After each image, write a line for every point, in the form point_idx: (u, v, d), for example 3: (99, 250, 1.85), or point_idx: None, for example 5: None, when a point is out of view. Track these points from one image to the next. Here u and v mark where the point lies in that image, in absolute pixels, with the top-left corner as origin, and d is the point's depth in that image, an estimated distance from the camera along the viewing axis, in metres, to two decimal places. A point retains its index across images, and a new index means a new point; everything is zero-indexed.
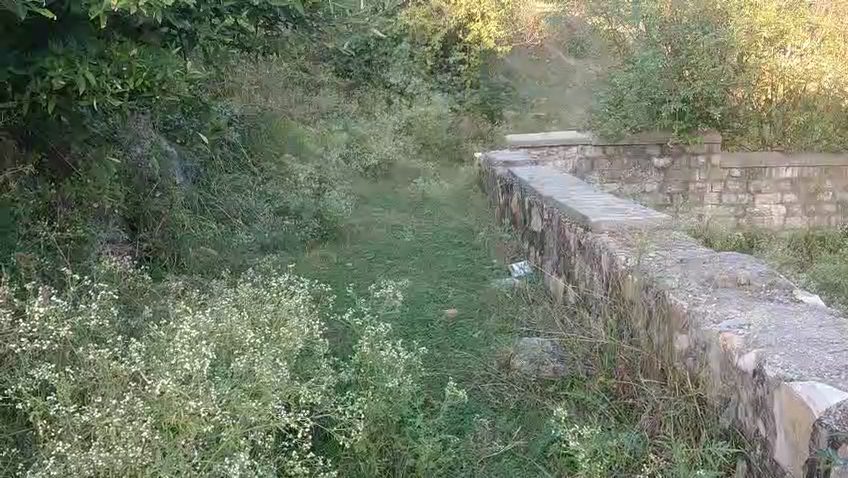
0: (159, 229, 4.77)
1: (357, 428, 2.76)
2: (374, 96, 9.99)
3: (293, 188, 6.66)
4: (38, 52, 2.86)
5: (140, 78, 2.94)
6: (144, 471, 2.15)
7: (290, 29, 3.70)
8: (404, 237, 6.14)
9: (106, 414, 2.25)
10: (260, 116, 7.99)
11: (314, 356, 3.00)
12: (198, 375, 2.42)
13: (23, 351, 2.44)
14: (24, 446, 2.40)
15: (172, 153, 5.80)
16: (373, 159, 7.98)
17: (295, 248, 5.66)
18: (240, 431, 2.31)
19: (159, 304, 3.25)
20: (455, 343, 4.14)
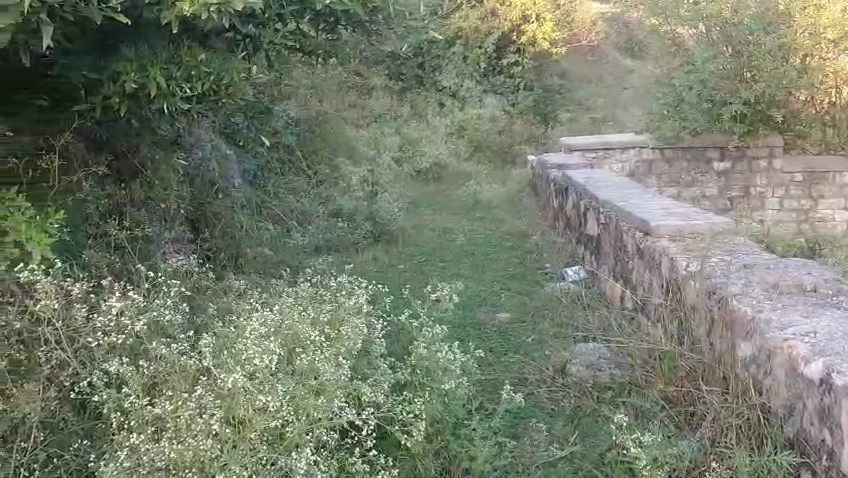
0: (219, 230, 4.90)
1: (418, 428, 2.77)
2: (426, 99, 9.94)
3: (347, 191, 6.74)
4: (113, 57, 3.03)
5: (208, 82, 3.01)
6: (212, 464, 2.20)
7: (349, 33, 3.76)
8: (455, 240, 6.14)
9: (178, 405, 2.34)
10: (315, 121, 8.11)
11: (371, 356, 3.02)
12: (266, 370, 2.48)
13: (98, 344, 2.53)
14: (93, 440, 2.51)
15: (231, 156, 5.94)
16: (425, 163, 8.01)
17: (348, 250, 5.73)
18: (303, 427, 2.36)
19: (222, 301, 3.34)
20: (507, 347, 4.12)
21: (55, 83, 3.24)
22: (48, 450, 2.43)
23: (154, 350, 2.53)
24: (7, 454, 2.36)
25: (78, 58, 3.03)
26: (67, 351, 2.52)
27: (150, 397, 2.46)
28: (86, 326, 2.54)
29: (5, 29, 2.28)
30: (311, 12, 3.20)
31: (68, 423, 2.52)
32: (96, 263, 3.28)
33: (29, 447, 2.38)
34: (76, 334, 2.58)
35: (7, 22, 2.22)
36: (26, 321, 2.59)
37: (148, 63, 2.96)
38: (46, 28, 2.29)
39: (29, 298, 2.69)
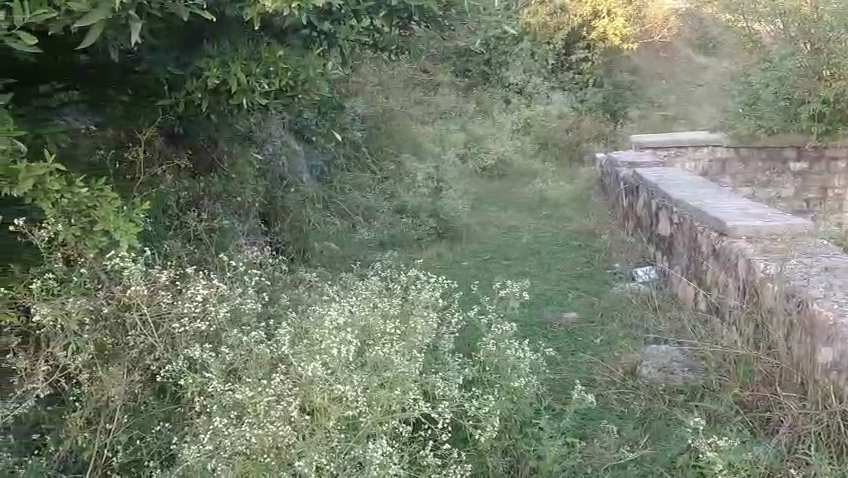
0: (288, 225, 5.02)
1: (490, 424, 2.75)
2: (492, 95, 9.86)
3: (412, 187, 6.78)
4: (196, 53, 3.13)
5: (286, 78, 3.06)
6: (289, 450, 2.30)
7: (422, 28, 3.78)
8: (521, 238, 6.08)
9: (257, 393, 2.41)
10: (382, 118, 8.21)
11: (440, 351, 3.03)
12: (341, 360, 2.55)
13: (183, 330, 2.65)
14: (172, 423, 2.62)
15: (299, 152, 6.06)
16: (490, 160, 7.96)
17: (411, 246, 5.72)
18: (377, 419, 2.43)
19: (294, 293, 3.42)
20: (574, 347, 4.07)
21: (142, 78, 3.38)
22: (130, 433, 2.56)
23: (233, 337, 2.61)
24: (90, 438, 2.52)
25: (164, 54, 3.17)
26: (153, 336, 2.62)
27: (231, 381, 2.55)
28: (172, 312, 2.64)
29: (94, 26, 2.34)
30: (386, 8, 3.25)
31: (150, 405, 2.64)
32: (175, 252, 3.41)
33: (113, 429, 2.51)
34: (160, 320, 2.68)
35: (99, 18, 2.30)
36: (113, 306, 2.69)
37: (229, 59, 3.03)
38: (135, 23, 2.34)
39: (117, 284, 2.80)
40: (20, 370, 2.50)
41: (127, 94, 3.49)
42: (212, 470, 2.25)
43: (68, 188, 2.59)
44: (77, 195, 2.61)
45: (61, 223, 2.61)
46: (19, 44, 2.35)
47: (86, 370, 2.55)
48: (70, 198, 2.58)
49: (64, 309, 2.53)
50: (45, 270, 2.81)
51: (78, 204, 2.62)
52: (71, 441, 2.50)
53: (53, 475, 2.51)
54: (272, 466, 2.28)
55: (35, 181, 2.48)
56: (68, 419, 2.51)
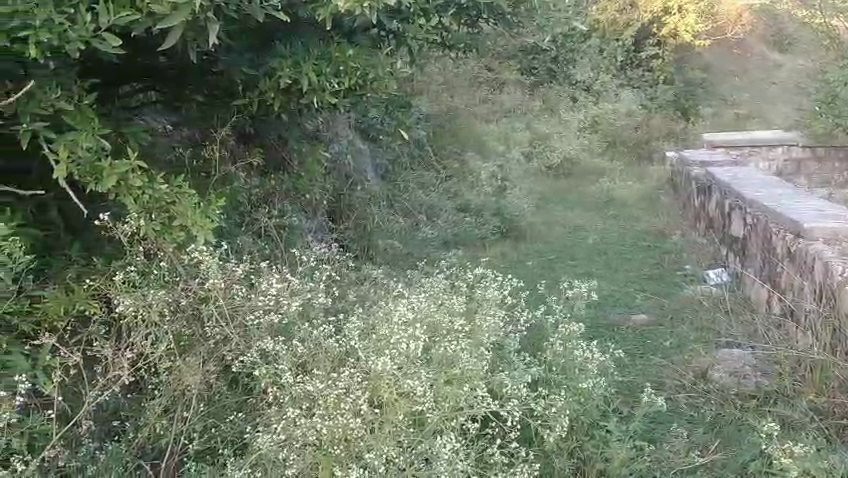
0: (353, 223, 5.11)
1: (559, 424, 2.73)
2: (558, 93, 9.73)
3: (475, 186, 6.76)
4: (270, 54, 3.19)
5: (355, 77, 3.12)
6: (359, 442, 2.36)
7: (491, 26, 3.79)
8: (587, 239, 5.99)
9: (326, 385, 2.48)
10: (446, 117, 8.23)
11: (505, 350, 3.03)
12: (409, 355, 2.60)
13: (257, 322, 2.75)
14: (244, 413, 2.72)
15: (365, 151, 6.14)
16: (556, 158, 7.87)
17: (475, 245, 5.70)
18: (445, 415, 2.48)
19: (362, 289, 3.50)
20: (644, 349, 3.99)
21: (217, 79, 3.47)
22: (205, 421, 2.67)
23: (303, 330, 2.74)
24: (167, 425, 2.62)
25: (239, 55, 3.22)
26: (229, 328, 2.71)
27: (302, 373, 2.66)
28: (247, 305, 2.73)
29: (174, 27, 2.41)
30: (455, 6, 3.31)
31: (224, 396, 2.74)
32: (247, 249, 3.53)
33: (190, 418, 2.61)
34: (236, 312, 2.77)
35: (179, 20, 2.37)
36: (191, 299, 2.79)
37: (301, 60, 3.09)
38: (213, 25, 2.40)
39: (194, 277, 2.90)
40: (104, 359, 2.60)
41: (202, 94, 3.60)
42: (284, 460, 2.34)
43: (150, 184, 2.70)
44: (158, 192, 2.71)
45: (143, 219, 2.71)
46: (105, 45, 2.45)
47: (165, 360, 2.64)
48: (151, 195, 2.68)
49: (145, 300, 2.63)
50: (127, 264, 2.94)
51: (159, 201, 2.72)
52: (150, 428, 2.59)
53: (132, 461, 2.60)
54: (342, 458, 2.34)
55: (118, 178, 2.62)
56: (147, 407, 2.60)
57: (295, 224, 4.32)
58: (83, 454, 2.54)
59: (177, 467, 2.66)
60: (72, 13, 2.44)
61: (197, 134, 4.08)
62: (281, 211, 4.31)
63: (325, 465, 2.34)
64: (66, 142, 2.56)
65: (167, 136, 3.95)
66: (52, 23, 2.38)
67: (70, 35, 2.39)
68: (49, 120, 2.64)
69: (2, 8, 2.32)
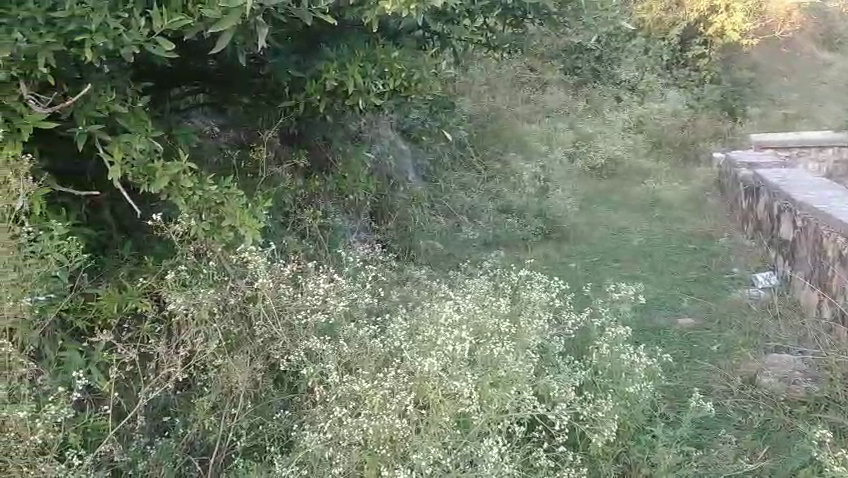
0: (395, 224, 5.14)
1: (606, 428, 2.70)
2: (601, 93, 9.57)
3: (517, 186, 6.72)
4: (316, 56, 3.22)
5: (400, 78, 3.13)
6: (405, 443, 2.38)
7: (537, 25, 3.78)
8: (632, 240, 5.91)
9: (372, 386, 2.50)
10: (487, 118, 8.21)
11: (550, 352, 3.01)
12: (455, 357, 2.61)
13: (304, 321, 2.78)
14: (290, 411, 2.77)
15: (406, 152, 6.16)
16: (600, 159, 7.72)
17: (517, 246, 5.67)
18: (490, 417, 2.48)
19: (405, 290, 3.51)
20: (692, 353, 3.92)
21: (264, 81, 3.52)
22: (253, 419, 2.71)
23: (349, 329, 2.77)
24: (216, 421, 2.66)
25: (285, 57, 3.25)
26: (276, 327, 2.75)
27: (347, 372, 2.69)
28: (295, 304, 2.77)
29: (225, 31, 2.45)
30: (502, 6, 3.31)
31: (270, 394, 2.79)
32: (292, 248, 3.58)
33: (238, 415, 2.65)
34: (282, 311, 2.82)
35: (229, 24, 2.41)
36: (239, 298, 2.84)
37: (347, 61, 3.12)
38: (262, 29, 2.44)
39: (242, 277, 2.95)
40: (156, 356, 2.65)
41: (249, 96, 3.66)
42: (330, 458, 2.37)
43: (200, 185, 2.77)
44: (208, 192, 2.78)
45: (194, 219, 2.78)
46: (158, 49, 2.51)
47: (215, 357, 2.69)
48: (201, 195, 2.75)
49: (196, 298, 2.68)
50: (176, 263, 3.00)
51: (209, 201, 2.78)
52: (199, 425, 2.64)
53: (182, 457, 2.65)
54: (388, 458, 2.36)
55: (170, 179, 2.69)
56: (196, 403, 2.65)
57: (338, 224, 4.36)
58: (135, 449, 2.58)
59: (226, 463, 2.71)
60: (126, 18, 2.50)
61: (243, 135, 4.15)
62: (325, 212, 4.35)
63: (372, 464, 2.36)
64: (121, 143, 2.64)
65: (214, 138, 4.02)
66: (108, 27, 2.44)
67: (124, 40, 2.45)
68: (105, 122, 2.72)
69: (61, 12, 2.39)
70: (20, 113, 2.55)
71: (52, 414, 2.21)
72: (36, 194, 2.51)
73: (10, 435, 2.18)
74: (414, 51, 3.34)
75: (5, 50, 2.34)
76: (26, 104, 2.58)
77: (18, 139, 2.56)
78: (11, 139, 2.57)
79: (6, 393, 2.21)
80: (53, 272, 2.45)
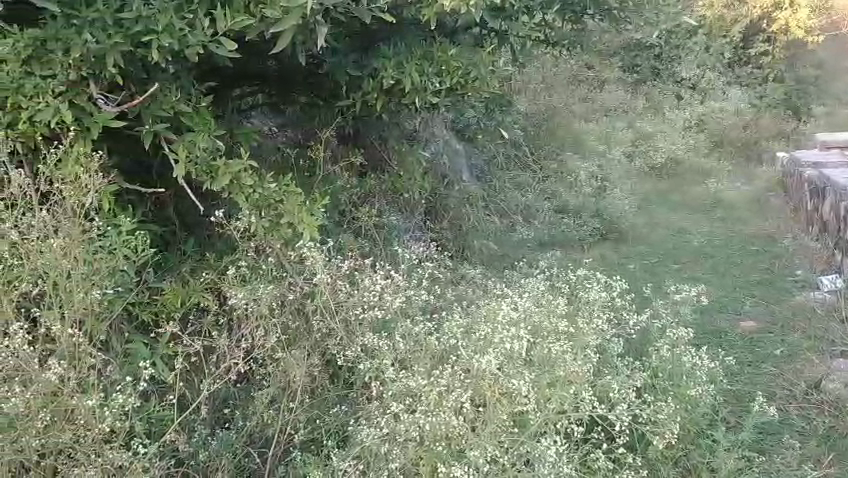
0: (449, 223, 5.14)
1: (668, 430, 2.65)
2: (661, 91, 9.30)
3: (574, 186, 6.61)
4: (373, 54, 3.24)
5: (457, 76, 3.12)
6: (461, 440, 2.39)
7: (597, 20, 3.73)
8: (692, 241, 5.76)
9: (429, 383, 2.50)
10: (543, 116, 8.13)
11: (609, 353, 2.96)
12: (513, 355, 2.59)
13: (361, 317, 2.81)
14: (347, 406, 2.81)
15: (460, 151, 6.14)
16: (660, 158, 7.50)
17: (573, 246, 5.59)
18: (547, 417, 2.46)
19: (461, 289, 3.51)
20: (755, 357, 3.80)
21: (322, 80, 3.56)
22: (311, 413, 2.76)
23: (406, 326, 2.78)
24: (274, 415, 2.70)
25: (344, 57, 3.28)
26: (333, 322, 2.78)
27: (403, 369, 2.71)
28: (352, 300, 2.80)
29: (286, 30, 2.48)
30: None
31: (327, 389, 2.83)
32: (348, 246, 3.61)
33: (296, 409, 2.69)
34: (339, 307, 2.84)
35: (289, 24, 2.42)
36: (297, 294, 2.88)
37: (404, 60, 3.14)
38: (322, 28, 2.46)
39: (300, 273, 2.99)
40: (218, 349, 2.71)
41: (307, 95, 3.71)
42: (386, 454, 2.39)
43: (260, 184, 2.82)
44: (267, 191, 2.83)
45: (254, 217, 2.82)
46: (221, 49, 2.56)
47: (275, 352, 2.73)
48: (261, 193, 2.80)
49: (257, 294, 2.73)
50: (236, 259, 3.08)
51: (268, 199, 2.84)
52: (259, 418, 2.69)
53: (243, 448, 2.70)
54: (444, 454, 2.37)
55: (231, 177, 2.75)
56: (255, 397, 2.69)
57: (393, 223, 4.39)
58: (196, 440, 2.63)
59: (284, 456, 2.75)
60: (191, 18, 2.56)
61: (300, 135, 4.21)
62: (380, 211, 4.38)
63: (428, 461, 2.37)
64: (186, 142, 2.72)
65: (273, 137, 4.09)
66: (173, 28, 2.50)
67: (189, 40, 2.51)
68: (170, 122, 2.79)
69: (129, 14, 2.47)
70: (90, 112, 2.65)
71: (119, 403, 2.27)
72: (105, 191, 2.61)
73: (79, 424, 2.24)
74: (472, 49, 3.32)
75: (77, 50, 2.48)
76: (96, 103, 2.68)
77: (88, 137, 2.66)
78: (81, 137, 2.66)
79: (76, 382, 2.28)
80: (120, 266, 2.52)
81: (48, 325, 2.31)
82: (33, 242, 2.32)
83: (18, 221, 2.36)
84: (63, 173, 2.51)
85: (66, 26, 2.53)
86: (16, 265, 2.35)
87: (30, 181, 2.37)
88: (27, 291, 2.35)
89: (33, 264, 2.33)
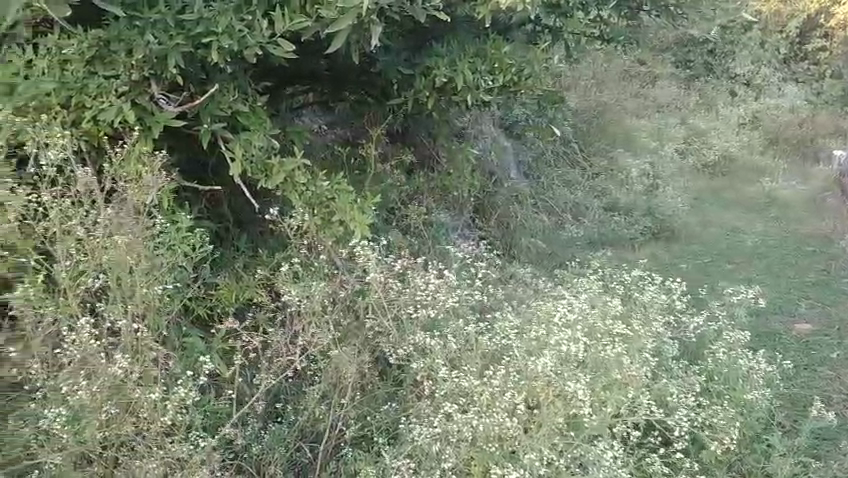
0: (497, 221, 5.11)
1: (727, 436, 2.63)
2: (714, 87, 9.07)
3: (625, 184, 6.47)
4: (426, 52, 3.25)
5: (509, 74, 3.10)
6: (514, 442, 2.38)
7: (652, 16, 3.68)
8: (746, 241, 5.63)
9: (482, 384, 2.51)
10: (594, 113, 7.99)
11: (663, 356, 2.92)
12: (569, 357, 2.59)
13: (415, 315, 2.80)
14: (397, 404, 2.83)
15: (508, 148, 6.10)
16: (712, 156, 7.28)
17: (625, 246, 5.47)
18: (603, 422, 2.46)
19: (511, 289, 3.50)
20: (811, 360, 3.69)
21: (374, 78, 3.58)
22: (361, 411, 2.79)
23: (460, 327, 2.77)
24: (325, 411, 2.73)
25: (395, 56, 3.26)
26: (385, 320, 2.78)
27: (454, 369, 2.71)
28: (404, 298, 2.80)
29: (340, 30, 2.49)
30: None
31: (376, 386, 2.83)
32: (397, 244, 3.64)
33: (347, 405, 2.72)
34: (390, 305, 2.82)
35: (344, 25, 2.44)
36: (348, 292, 2.86)
37: (457, 58, 3.15)
38: (377, 28, 2.48)
39: (351, 270, 2.98)
40: (271, 346, 2.71)
41: (359, 93, 3.74)
42: (437, 453, 2.41)
43: (312, 182, 2.90)
44: (319, 189, 2.91)
45: (307, 215, 2.87)
46: (278, 49, 2.59)
47: (327, 349, 2.73)
48: (313, 192, 2.89)
49: (309, 291, 2.73)
50: (288, 257, 3.11)
51: (321, 198, 2.91)
52: (310, 413, 2.72)
53: (294, 442, 2.74)
54: (496, 456, 2.37)
55: (285, 175, 2.83)
56: (307, 393, 2.71)
57: (441, 220, 4.39)
58: (249, 434, 2.67)
59: (335, 452, 2.79)
60: (250, 19, 2.60)
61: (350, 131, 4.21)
62: (428, 209, 4.39)
63: (479, 462, 2.38)
64: (241, 142, 2.78)
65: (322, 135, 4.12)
66: (232, 29, 2.55)
67: (248, 41, 2.55)
68: (227, 121, 2.84)
69: (190, 15, 2.53)
70: (152, 112, 2.71)
71: (180, 396, 2.33)
72: (165, 189, 2.67)
73: (143, 417, 2.30)
74: (525, 46, 3.30)
75: (139, 51, 2.57)
76: (157, 103, 2.75)
77: (150, 136, 2.71)
78: (142, 137, 2.72)
79: (139, 375, 2.33)
80: (179, 262, 2.59)
81: (113, 319, 2.37)
82: (98, 240, 2.37)
83: (84, 218, 2.42)
84: (126, 171, 2.57)
85: (129, 27, 2.60)
86: (81, 261, 2.41)
87: (96, 179, 2.43)
88: (91, 286, 2.40)
89: (97, 260, 2.38)
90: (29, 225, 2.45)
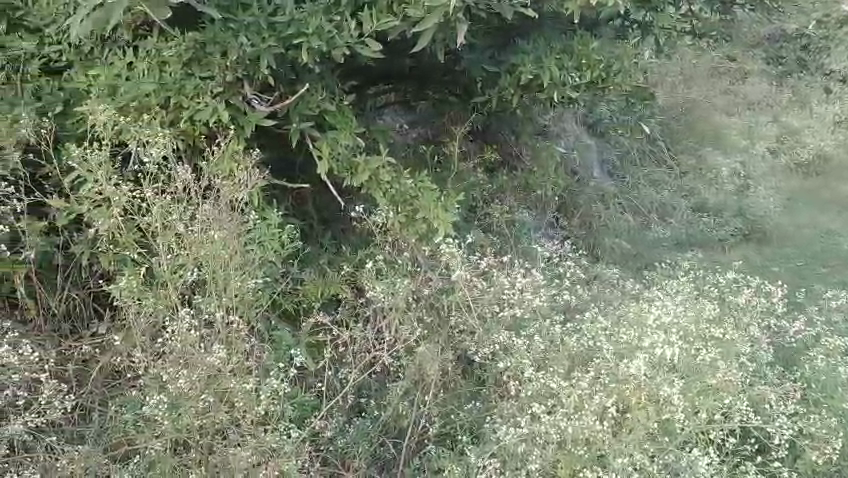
0: (580, 221, 5.02)
1: (830, 446, 2.51)
2: (808, 85, 8.39)
3: (714, 183, 6.21)
4: (510, 49, 3.17)
5: (597, 71, 3.13)
6: (603, 444, 2.35)
7: (747, 9, 3.55)
8: (842, 244, 5.39)
9: (570, 385, 2.48)
10: (681, 111, 7.71)
11: (759, 363, 2.79)
12: (665, 361, 2.52)
13: (504, 314, 2.79)
14: (480, 403, 2.81)
15: (591, 147, 5.97)
16: (807, 155, 6.93)
17: (714, 247, 5.29)
18: (696, 427, 2.41)
19: (597, 289, 3.43)
20: None
21: (458, 76, 3.57)
22: (445, 408, 2.77)
23: (548, 329, 2.76)
24: (408, 407, 2.74)
25: (480, 53, 3.18)
26: (471, 318, 2.78)
27: (540, 369, 2.68)
28: (488, 297, 2.79)
29: (427, 30, 2.48)
30: None
31: (459, 385, 2.83)
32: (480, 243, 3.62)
33: (430, 403, 2.72)
34: (474, 303, 2.81)
35: (430, 24, 2.43)
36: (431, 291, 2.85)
37: (543, 55, 3.11)
38: (463, 26, 2.46)
39: (434, 268, 2.99)
40: (355, 341, 2.75)
41: (442, 92, 3.74)
42: (523, 452, 2.38)
43: (397, 180, 2.96)
44: (404, 187, 2.97)
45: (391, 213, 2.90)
46: (366, 50, 2.63)
47: (414, 345, 2.75)
48: (397, 190, 2.94)
49: (394, 288, 2.75)
50: (372, 254, 3.16)
51: (405, 196, 2.96)
52: (393, 409, 2.72)
53: (376, 437, 2.75)
54: (585, 458, 2.34)
55: (370, 174, 2.89)
56: (391, 388, 2.72)
57: (524, 219, 4.34)
58: (335, 427, 2.70)
59: (418, 449, 2.80)
60: (339, 20, 2.63)
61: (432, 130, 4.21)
62: (510, 207, 4.34)
63: (567, 464, 2.34)
64: (328, 140, 2.84)
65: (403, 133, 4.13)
66: (322, 30, 2.60)
67: (337, 41, 2.60)
68: (315, 121, 2.90)
69: (282, 17, 2.58)
70: (245, 112, 2.80)
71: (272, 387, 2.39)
72: (257, 187, 2.75)
73: (238, 407, 2.37)
74: (613, 44, 3.31)
75: (233, 52, 2.63)
76: (249, 104, 2.83)
77: (243, 136, 2.80)
78: (236, 136, 2.81)
79: (233, 366, 2.41)
80: (269, 258, 2.68)
81: (209, 312, 2.45)
82: (196, 236, 2.46)
83: (182, 215, 2.52)
84: (221, 169, 2.67)
85: (223, 28, 2.65)
86: (179, 256, 2.50)
87: (194, 178, 2.53)
88: (188, 280, 2.49)
89: (194, 255, 2.47)
90: (130, 221, 2.58)
